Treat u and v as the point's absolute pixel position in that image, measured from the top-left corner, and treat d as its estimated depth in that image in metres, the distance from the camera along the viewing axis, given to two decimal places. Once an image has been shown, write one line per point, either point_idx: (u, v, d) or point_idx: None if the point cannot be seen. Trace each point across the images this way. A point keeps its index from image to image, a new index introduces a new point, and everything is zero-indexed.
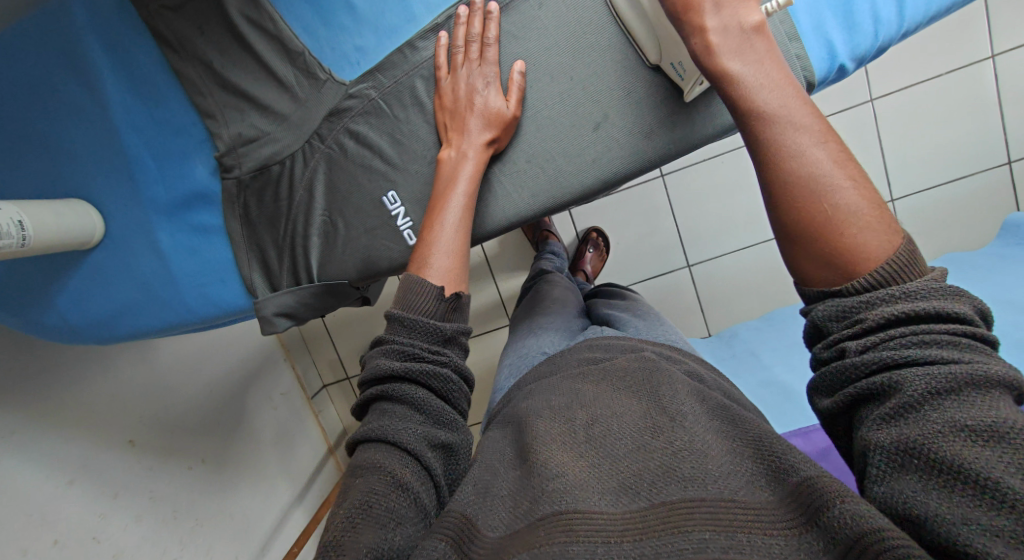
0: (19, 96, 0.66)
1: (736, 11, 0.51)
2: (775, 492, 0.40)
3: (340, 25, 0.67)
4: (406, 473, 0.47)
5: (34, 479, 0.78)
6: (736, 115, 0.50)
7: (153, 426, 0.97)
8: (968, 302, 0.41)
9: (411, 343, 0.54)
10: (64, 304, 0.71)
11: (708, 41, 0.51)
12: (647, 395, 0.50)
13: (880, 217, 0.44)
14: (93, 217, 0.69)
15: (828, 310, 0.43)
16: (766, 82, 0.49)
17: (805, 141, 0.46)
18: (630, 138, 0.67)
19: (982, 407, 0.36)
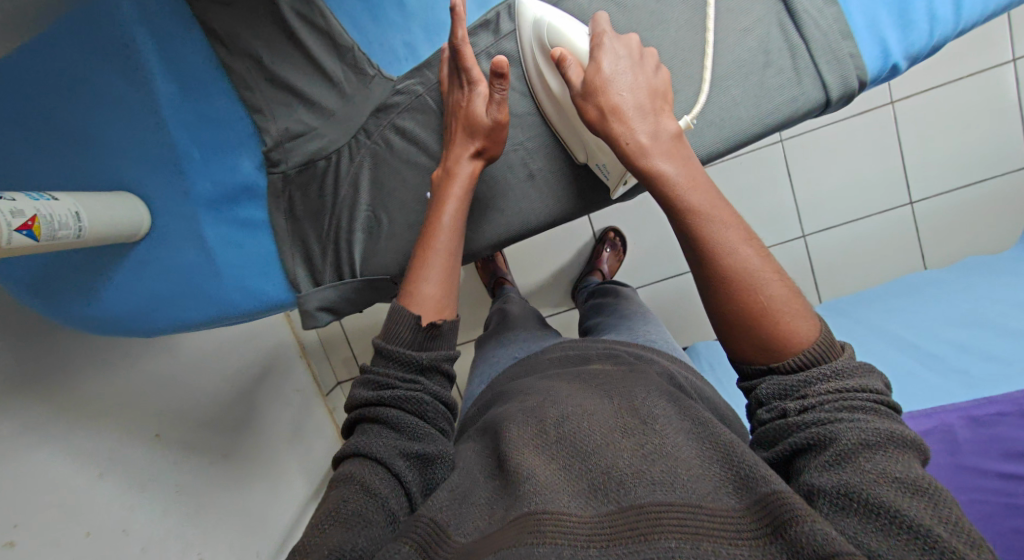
0: (67, 89, 0.66)
1: (659, 120, 0.57)
2: (743, 500, 0.42)
3: (388, 21, 0.67)
4: (373, 481, 0.49)
5: (68, 472, 0.90)
6: (671, 214, 0.55)
7: (177, 423, 1.10)
8: (878, 378, 0.48)
9: (387, 372, 0.57)
10: (111, 295, 0.73)
11: (640, 143, 0.56)
12: (619, 395, 0.53)
13: (796, 308, 0.50)
14: (140, 209, 0.69)
15: (771, 387, 0.49)
16: (690, 186, 0.54)
17: (733, 243, 0.51)
18: None
19: (903, 465, 0.41)
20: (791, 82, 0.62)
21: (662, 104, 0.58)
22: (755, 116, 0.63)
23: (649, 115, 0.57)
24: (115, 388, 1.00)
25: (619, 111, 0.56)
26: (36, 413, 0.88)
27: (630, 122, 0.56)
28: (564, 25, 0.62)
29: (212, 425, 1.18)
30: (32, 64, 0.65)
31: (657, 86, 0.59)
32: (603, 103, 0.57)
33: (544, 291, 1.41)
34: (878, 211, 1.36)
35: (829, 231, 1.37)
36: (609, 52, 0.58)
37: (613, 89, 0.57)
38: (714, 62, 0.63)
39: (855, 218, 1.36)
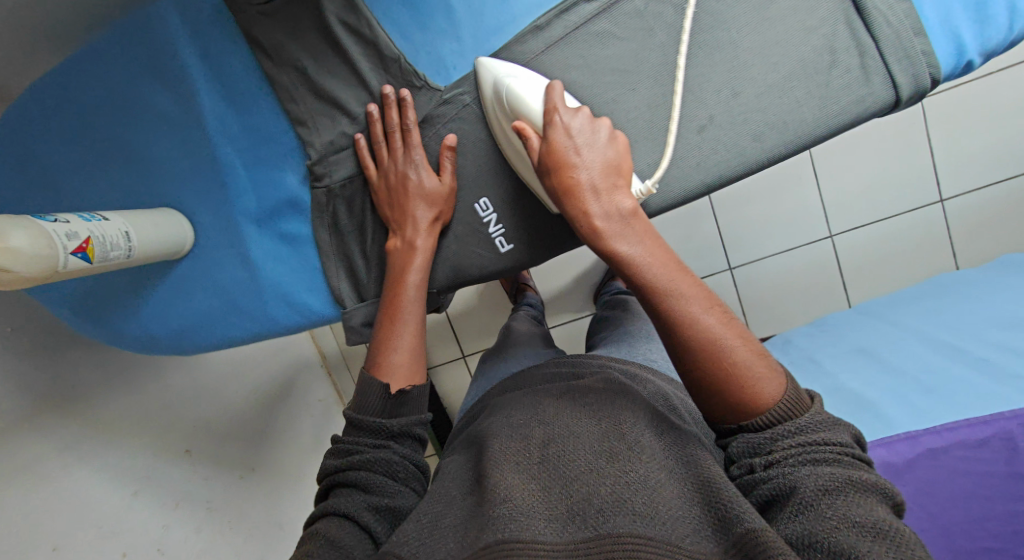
0: (110, 105, 0.65)
1: (612, 197, 0.58)
2: (721, 542, 0.45)
3: (436, 29, 0.65)
4: (340, 533, 0.50)
5: (105, 492, 0.94)
6: (633, 292, 0.56)
7: (204, 438, 1.13)
8: (843, 432, 0.51)
9: (356, 441, 0.59)
10: (152, 315, 0.72)
11: (593, 225, 0.57)
12: (605, 420, 0.56)
13: (764, 365, 0.53)
14: (183, 227, 0.68)
15: (746, 442, 0.51)
16: (653, 261, 0.56)
17: (695, 311, 0.53)
18: (738, 140, 0.63)
19: (863, 508, 0.43)
20: (859, 82, 0.60)
21: (620, 179, 0.59)
22: (820, 118, 0.61)
23: (608, 194, 0.58)
24: (142, 402, 1.03)
25: (583, 189, 0.58)
26: (72, 433, 0.91)
27: (601, 195, 0.58)
28: (517, 91, 0.61)
29: (238, 438, 1.22)
30: (73, 78, 0.64)
31: (614, 160, 0.60)
32: (574, 180, 0.58)
33: (566, 296, 1.39)
34: (907, 209, 1.33)
35: (858, 230, 1.35)
36: (568, 127, 0.59)
37: (572, 167, 0.58)
38: (777, 63, 0.61)
39: (884, 217, 1.34)
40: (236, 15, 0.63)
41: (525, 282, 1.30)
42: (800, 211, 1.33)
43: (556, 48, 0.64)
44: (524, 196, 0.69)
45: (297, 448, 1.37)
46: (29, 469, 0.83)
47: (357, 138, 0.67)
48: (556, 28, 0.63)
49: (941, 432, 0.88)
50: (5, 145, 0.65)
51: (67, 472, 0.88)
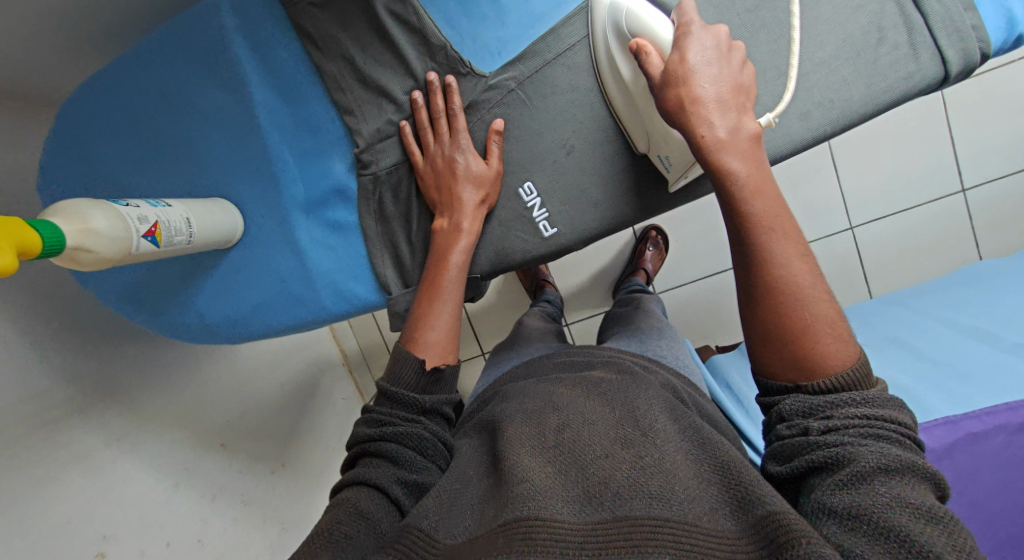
0: (167, 98, 0.68)
1: (737, 118, 0.56)
2: (740, 522, 0.45)
3: (482, 16, 0.66)
4: (369, 506, 0.53)
5: (148, 483, 0.95)
6: (733, 213, 0.55)
7: (238, 433, 1.15)
8: (906, 414, 0.50)
9: (389, 413, 0.60)
10: (205, 303, 0.73)
11: (718, 136, 0.55)
12: (620, 405, 0.56)
13: (839, 331, 0.52)
14: (234, 216, 0.69)
15: (797, 406, 0.51)
16: (756, 193, 0.55)
17: (786, 258, 0.53)
18: (785, 119, 0.63)
19: (918, 492, 0.43)
20: (908, 58, 0.60)
21: (745, 102, 0.58)
22: (869, 95, 0.61)
23: (730, 110, 0.56)
24: (179, 397, 1.03)
25: (700, 101, 0.56)
26: (119, 424, 0.92)
27: (720, 110, 0.56)
28: (644, 10, 0.59)
29: (269, 434, 1.23)
30: (132, 79, 0.66)
31: (742, 83, 0.58)
32: (693, 91, 0.56)
33: (587, 291, 1.39)
34: (932, 199, 1.32)
35: (879, 222, 1.34)
36: (699, 44, 0.57)
37: (697, 79, 0.56)
38: (825, 41, 0.61)
39: (908, 208, 1.33)
40: (288, 7, 0.65)
41: (545, 279, 1.31)
42: (820, 203, 1.33)
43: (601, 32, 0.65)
44: (567, 180, 0.70)
45: (323, 443, 1.39)
46: (78, 460, 0.84)
47: (402, 125, 0.69)
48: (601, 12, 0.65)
49: (982, 417, 0.87)
50: (66, 159, 0.68)
51: (114, 463, 0.90)
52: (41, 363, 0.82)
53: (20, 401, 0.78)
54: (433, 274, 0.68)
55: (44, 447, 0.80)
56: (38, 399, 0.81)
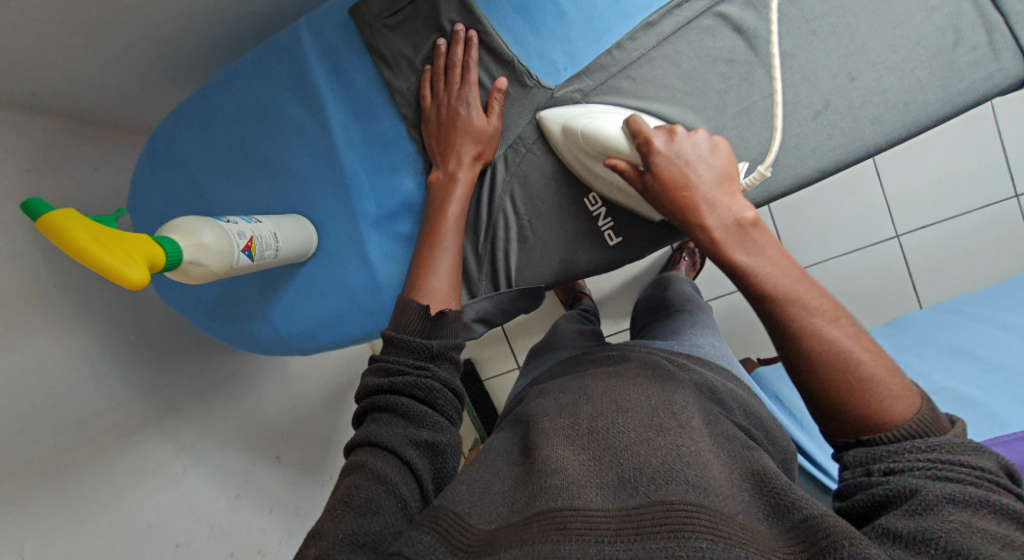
0: (249, 122, 0.73)
1: (730, 206, 0.56)
2: (776, 526, 0.44)
3: (549, 32, 0.68)
4: (384, 468, 0.51)
5: (213, 493, 0.96)
6: (752, 299, 0.54)
7: (291, 443, 1.18)
8: (992, 461, 0.44)
9: (397, 360, 0.57)
10: (281, 315, 0.75)
11: (711, 237, 0.55)
12: (657, 396, 0.54)
13: (897, 383, 0.49)
14: (309, 230, 0.72)
15: (857, 456, 0.48)
16: (776, 272, 0.53)
17: (818, 326, 0.50)
18: (857, 124, 0.63)
19: (994, 524, 0.39)
20: (988, 58, 0.60)
21: (734, 189, 0.57)
22: (944, 97, 0.61)
23: (726, 202, 0.56)
24: (239, 411, 1.06)
25: (697, 203, 0.56)
26: (188, 433, 0.95)
27: (716, 204, 0.56)
28: (603, 126, 0.61)
29: (315, 447, 1.25)
30: (219, 105, 0.73)
31: (726, 169, 0.58)
32: (687, 197, 0.56)
33: (624, 303, 1.39)
34: (983, 202, 1.29)
35: (927, 229, 1.30)
36: (671, 149, 0.57)
37: (682, 180, 0.56)
38: (898, 45, 0.61)
39: (957, 214, 1.29)
40: (363, 30, 0.68)
41: (582, 290, 1.30)
42: (864, 211, 1.30)
43: (668, 42, 0.66)
44: None
45: None
46: (153, 471, 0.87)
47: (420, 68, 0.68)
48: (667, 22, 0.66)
49: None
50: (162, 178, 0.75)
51: (185, 473, 0.92)
52: (120, 376, 0.86)
53: (99, 414, 0.82)
54: (435, 222, 0.67)
55: (121, 459, 0.82)
56: (116, 409, 0.84)
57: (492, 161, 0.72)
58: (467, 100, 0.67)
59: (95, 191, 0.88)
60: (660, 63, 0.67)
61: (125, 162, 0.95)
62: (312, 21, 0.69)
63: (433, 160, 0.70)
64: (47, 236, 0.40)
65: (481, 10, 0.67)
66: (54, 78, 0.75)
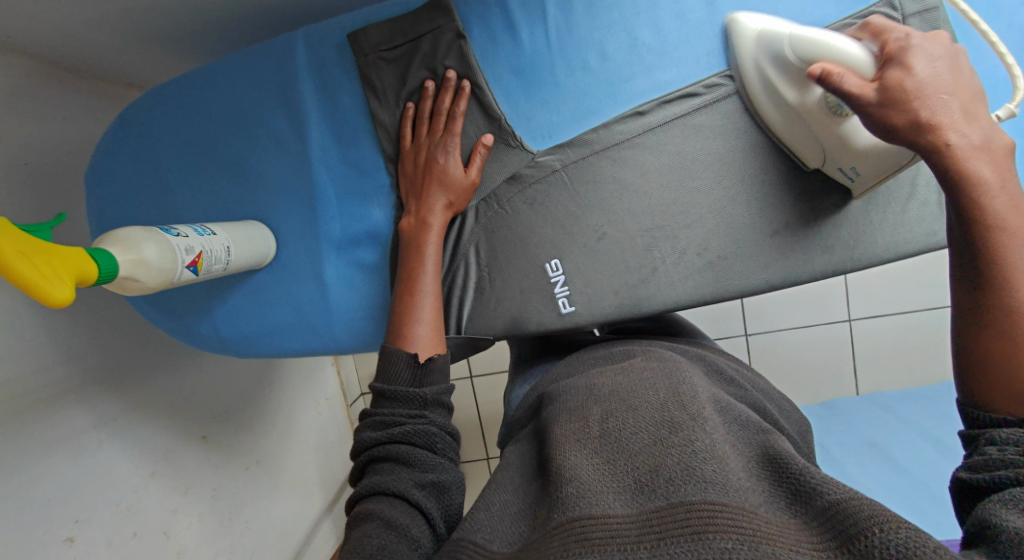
0: (227, 120, 0.71)
1: (990, 128, 0.50)
2: (801, 516, 0.38)
3: (541, 99, 0.68)
4: (393, 512, 0.48)
5: (127, 470, 0.94)
6: (963, 219, 0.49)
7: (217, 424, 1.16)
8: None
9: (391, 414, 0.57)
10: (230, 312, 0.74)
11: (957, 142, 0.49)
12: (665, 387, 0.49)
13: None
14: (268, 243, 0.71)
15: (1011, 434, 0.45)
16: (1009, 204, 0.48)
17: (1021, 268, 0.47)
18: (810, 249, 0.67)
19: None
20: (936, 217, 0.64)
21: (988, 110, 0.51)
22: (890, 244, 0.65)
23: (978, 120, 0.50)
24: (166, 387, 1.04)
25: (941, 111, 0.49)
26: (111, 405, 0.93)
27: (973, 120, 0.50)
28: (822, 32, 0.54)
29: (245, 429, 1.24)
30: (202, 98, 0.71)
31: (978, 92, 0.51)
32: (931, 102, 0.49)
33: None
34: (931, 305, 1.32)
35: (875, 319, 1.34)
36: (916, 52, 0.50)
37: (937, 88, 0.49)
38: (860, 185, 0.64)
39: (906, 311, 1.33)
40: (358, 56, 0.68)
41: None
42: (822, 295, 1.34)
43: (652, 133, 0.68)
44: (596, 263, 0.71)
45: (293, 444, 1.39)
46: (64, 442, 0.85)
47: (404, 109, 0.68)
48: (656, 115, 0.67)
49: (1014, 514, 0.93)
50: (126, 158, 0.73)
51: (101, 446, 0.90)
52: (49, 339, 0.84)
53: (22, 376, 0.79)
54: (412, 266, 0.67)
55: (32, 427, 0.80)
56: (38, 375, 0.81)
57: (463, 211, 0.72)
58: (449, 148, 0.68)
59: (53, 143, 0.85)
60: (639, 151, 0.68)
61: (86, 113, 0.91)
62: (309, 35, 0.69)
63: (406, 205, 0.70)
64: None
65: (479, 61, 0.67)
66: (21, 24, 0.72)
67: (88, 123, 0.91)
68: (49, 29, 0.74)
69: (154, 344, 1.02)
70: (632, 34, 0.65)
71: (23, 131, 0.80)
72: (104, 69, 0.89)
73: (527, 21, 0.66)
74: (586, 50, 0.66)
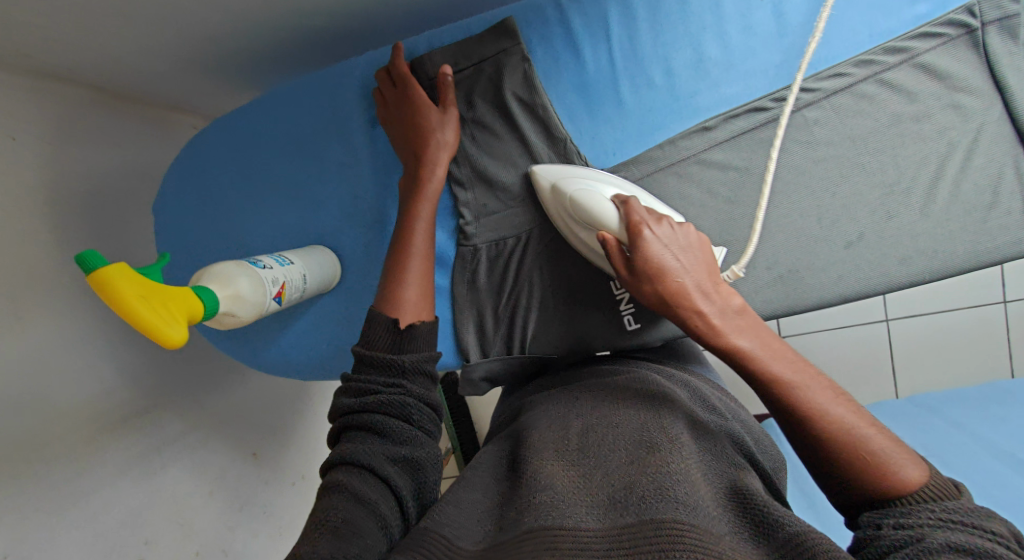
0: (290, 146, 0.73)
1: (722, 293, 0.54)
2: (761, 549, 0.40)
3: (604, 117, 0.68)
4: (362, 488, 0.47)
5: (190, 489, 0.94)
6: (754, 387, 0.50)
7: (265, 441, 1.16)
8: (1004, 526, 0.41)
9: (367, 379, 0.54)
10: (295, 334, 0.75)
11: (711, 323, 0.52)
12: (645, 410, 0.51)
13: (901, 449, 0.46)
14: (334, 266, 0.72)
15: (871, 517, 0.44)
16: (772, 353, 0.50)
17: (823, 402, 0.47)
18: (884, 260, 0.64)
19: None
20: (1018, 224, 0.62)
21: (720, 277, 0.55)
22: (972, 253, 0.63)
23: (715, 293, 0.53)
24: (219, 405, 1.05)
25: (687, 291, 0.52)
26: (173, 425, 0.93)
27: (711, 293, 0.53)
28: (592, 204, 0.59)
29: (290, 444, 1.24)
30: (265, 124, 0.73)
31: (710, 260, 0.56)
32: (677, 287, 0.52)
33: None
34: (971, 302, 1.28)
35: (916, 318, 1.30)
36: (659, 238, 0.54)
37: (672, 273, 0.53)
38: (936, 195, 0.63)
39: (945, 309, 1.29)
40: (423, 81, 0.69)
41: None
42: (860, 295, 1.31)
43: (719, 148, 0.67)
44: None
45: None
46: (138, 462, 0.84)
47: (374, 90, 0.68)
48: (722, 130, 0.66)
49: None
50: (191, 184, 0.74)
51: (164, 469, 0.89)
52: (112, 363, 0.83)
53: (94, 401, 0.79)
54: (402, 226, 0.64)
55: (104, 450, 0.79)
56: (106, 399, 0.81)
57: (527, 230, 0.72)
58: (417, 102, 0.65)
59: (108, 167, 0.86)
60: (702, 166, 0.67)
61: (135, 138, 0.91)
62: (372, 61, 0.70)
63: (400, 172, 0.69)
64: (116, 275, 0.40)
65: (542, 83, 0.68)
66: (87, 54, 0.73)
67: (139, 147, 0.92)
68: (110, 57, 0.75)
69: (207, 364, 1.03)
70: (698, 50, 0.65)
71: (80, 158, 0.81)
72: (153, 94, 0.90)
73: (591, 40, 0.66)
74: (651, 67, 0.66)
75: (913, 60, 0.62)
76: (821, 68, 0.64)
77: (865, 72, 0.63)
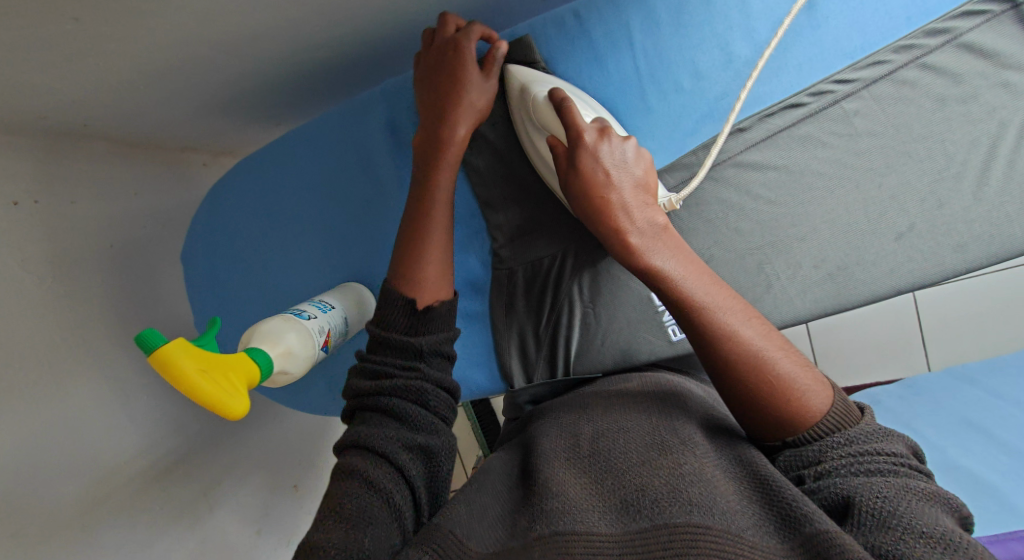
0: (315, 183, 0.71)
1: (646, 209, 0.51)
2: (785, 541, 0.36)
3: (634, 127, 0.66)
4: (375, 473, 0.45)
5: (238, 531, 0.94)
6: (672, 309, 0.49)
7: (304, 472, 1.15)
8: (902, 441, 0.43)
9: (383, 360, 0.52)
10: (335, 372, 0.74)
11: (628, 241, 0.50)
12: (655, 414, 0.49)
13: (809, 375, 0.45)
14: (370, 299, 0.70)
15: (789, 460, 0.44)
16: (689, 272, 0.48)
17: (732, 323, 0.46)
18: (938, 249, 0.62)
19: (921, 514, 0.36)
20: None
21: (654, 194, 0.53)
22: None
23: (648, 213, 0.51)
24: (260, 442, 1.04)
25: (613, 207, 0.51)
26: (219, 468, 0.92)
27: (637, 209, 0.51)
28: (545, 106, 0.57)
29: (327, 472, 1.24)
30: (288, 164, 0.71)
31: (647, 182, 0.53)
32: (605, 199, 0.51)
33: None
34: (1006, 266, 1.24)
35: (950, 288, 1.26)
36: (597, 150, 0.51)
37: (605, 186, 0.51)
38: (988, 178, 0.61)
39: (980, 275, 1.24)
40: None
41: None
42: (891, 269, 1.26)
43: (754, 150, 0.64)
44: None
45: None
46: (185, 510, 0.83)
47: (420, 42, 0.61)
48: (758, 130, 0.64)
49: None
50: (217, 228, 0.73)
51: (213, 512, 0.88)
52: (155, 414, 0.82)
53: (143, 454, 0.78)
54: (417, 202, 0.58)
55: (156, 502, 0.78)
56: (153, 450, 0.80)
57: (564, 249, 0.70)
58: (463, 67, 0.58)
59: (125, 215, 0.84)
60: (740, 168, 0.65)
61: (149, 182, 0.90)
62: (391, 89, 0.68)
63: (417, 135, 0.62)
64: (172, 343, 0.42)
65: None
66: (103, 108, 0.72)
67: (152, 191, 0.90)
68: (125, 108, 0.74)
69: None
70: (727, 50, 0.63)
71: (100, 210, 0.80)
72: (162, 138, 0.88)
73: (616, 50, 0.64)
74: (679, 72, 0.64)
75: (956, 41, 0.61)
76: (857, 57, 0.62)
77: (906, 57, 0.61)
